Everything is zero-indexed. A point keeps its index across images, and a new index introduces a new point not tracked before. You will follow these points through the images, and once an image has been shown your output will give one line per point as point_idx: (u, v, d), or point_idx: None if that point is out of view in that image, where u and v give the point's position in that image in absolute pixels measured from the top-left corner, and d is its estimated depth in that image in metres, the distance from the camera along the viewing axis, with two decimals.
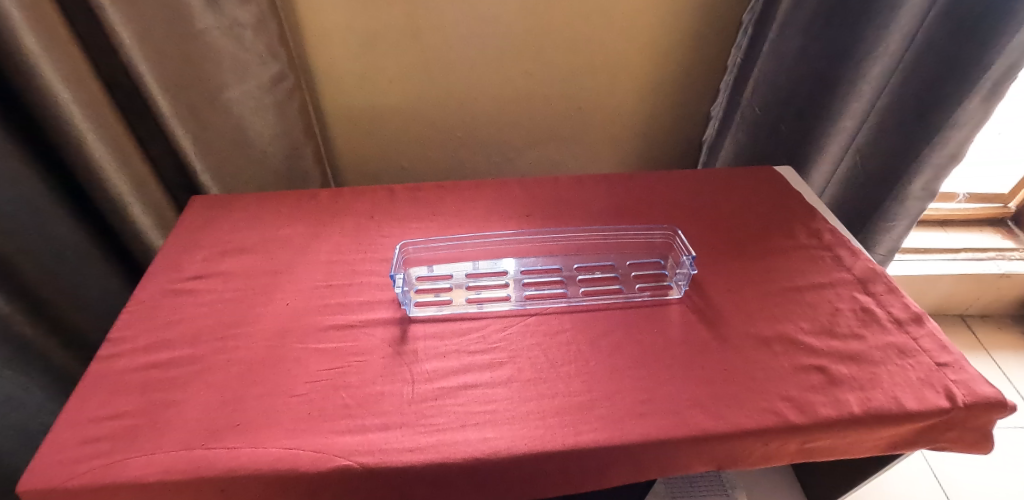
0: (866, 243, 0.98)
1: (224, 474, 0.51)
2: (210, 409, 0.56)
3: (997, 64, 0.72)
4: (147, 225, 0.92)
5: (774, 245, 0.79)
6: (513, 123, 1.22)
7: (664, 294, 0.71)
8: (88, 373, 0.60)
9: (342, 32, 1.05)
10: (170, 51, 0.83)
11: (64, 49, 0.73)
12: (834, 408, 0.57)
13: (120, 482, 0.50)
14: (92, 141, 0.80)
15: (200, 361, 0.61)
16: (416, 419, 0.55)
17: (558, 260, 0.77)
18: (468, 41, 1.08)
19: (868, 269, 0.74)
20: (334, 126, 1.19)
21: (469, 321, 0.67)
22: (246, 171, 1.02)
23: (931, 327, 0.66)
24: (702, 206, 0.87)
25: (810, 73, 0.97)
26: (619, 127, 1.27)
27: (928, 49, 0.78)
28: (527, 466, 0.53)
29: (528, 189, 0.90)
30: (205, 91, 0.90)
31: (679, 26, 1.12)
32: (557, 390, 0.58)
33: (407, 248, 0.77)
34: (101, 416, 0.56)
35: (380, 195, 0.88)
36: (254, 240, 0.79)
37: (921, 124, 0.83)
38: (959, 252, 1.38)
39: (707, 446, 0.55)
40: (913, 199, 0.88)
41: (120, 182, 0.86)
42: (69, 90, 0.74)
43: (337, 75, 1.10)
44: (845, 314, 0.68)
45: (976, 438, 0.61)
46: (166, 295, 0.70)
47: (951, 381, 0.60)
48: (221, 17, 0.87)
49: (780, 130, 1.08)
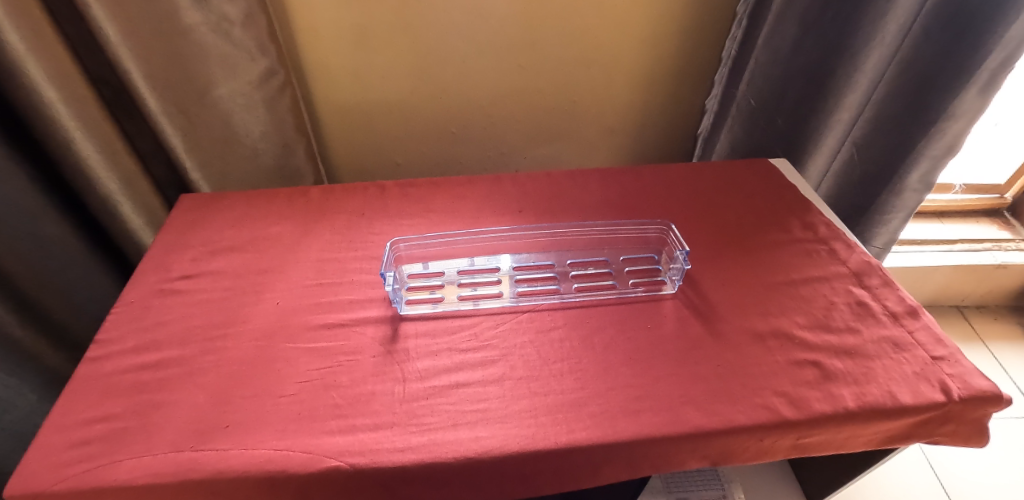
0: (862, 235, 0.97)
1: (214, 476, 0.50)
2: (199, 411, 0.56)
3: (994, 54, 0.71)
4: (138, 224, 0.92)
5: (768, 239, 0.79)
6: (507, 117, 1.21)
7: (658, 290, 0.71)
8: (76, 375, 0.59)
9: (331, 27, 1.03)
10: (157, 48, 0.82)
11: (50, 47, 0.72)
12: (829, 403, 0.57)
13: (109, 485, 0.50)
14: (80, 139, 0.79)
15: (189, 362, 0.61)
16: (408, 418, 0.55)
17: (551, 256, 0.77)
18: (460, 35, 1.07)
19: (863, 262, 0.74)
20: (326, 122, 1.18)
21: (462, 319, 0.66)
22: (237, 168, 1.01)
23: (926, 320, 0.65)
24: (697, 200, 0.86)
25: (806, 65, 0.96)
26: (614, 121, 1.26)
27: (923, 40, 0.77)
28: (520, 464, 0.53)
29: (521, 184, 0.89)
30: (193, 88, 0.89)
31: (674, 17, 1.11)
32: (549, 388, 0.58)
33: (399, 246, 0.76)
34: (88, 419, 0.55)
35: (371, 192, 0.87)
36: (243, 238, 0.78)
37: (916, 116, 0.82)
38: (955, 243, 1.38)
39: (701, 443, 0.55)
40: (909, 191, 0.88)
41: (110, 180, 0.85)
42: (55, 88, 0.73)
43: (328, 70, 1.09)
44: (840, 308, 0.68)
45: (972, 431, 0.61)
46: (155, 296, 0.69)
47: (947, 374, 0.60)
48: (208, 13, 0.85)
49: (776, 123, 1.07)
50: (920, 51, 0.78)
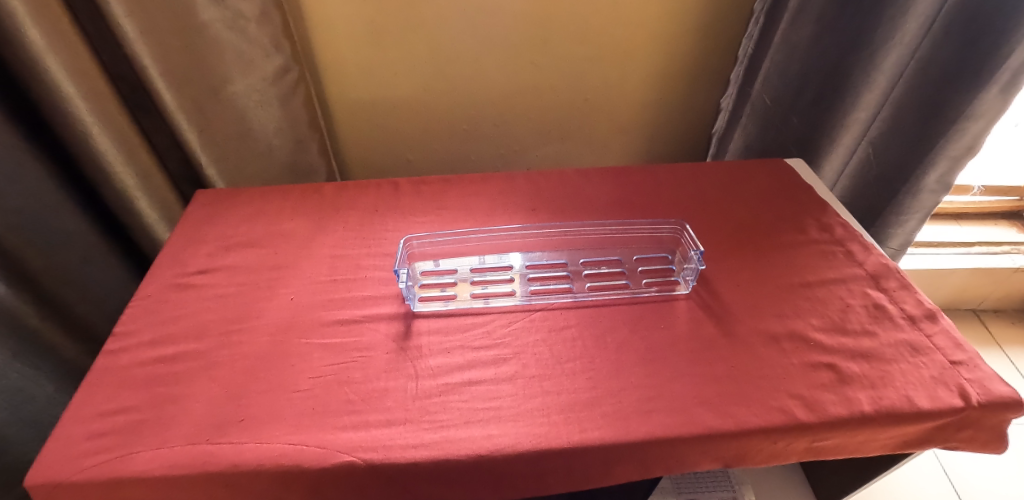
0: (878, 236, 0.96)
1: (228, 469, 0.51)
2: (214, 405, 0.56)
3: (1016, 54, 0.70)
4: (153, 218, 0.93)
5: (784, 240, 0.78)
6: (518, 113, 1.21)
7: (672, 290, 0.70)
8: (95, 367, 0.60)
9: (346, 24, 1.04)
10: (174, 46, 0.82)
11: (69, 44, 0.72)
12: (845, 406, 0.56)
13: (127, 476, 0.51)
14: (99, 135, 0.80)
15: (204, 356, 0.62)
16: (420, 415, 0.55)
17: (564, 255, 0.76)
18: (472, 32, 1.07)
19: (881, 264, 0.73)
20: (339, 119, 1.18)
21: (474, 317, 0.66)
22: (250, 164, 1.01)
23: (945, 324, 0.64)
24: (710, 200, 0.86)
25: (823, 64, 0.95)
26: (627, 120, 1.25)
27: (944, 40, 0.76)
28: (530, 463, 0.53)
29: (534, 183, 0.89)
30: (208, 85, 0.89)
31: (690, 14, 1.10)
32: (562, 387, 0.58)
33: (412, 243, 0.76)
34: (107, 410, 0.56)
35: (384, 189, 0.87)
36: (258, 234, 0.79)
37: (935, 117, 0.80)
38: (973, 246, 1.36)
39: (713, 444, 0.54)
40: (927, 192, 0.86)
41: (126, 175, 0.86)
42: (75, 84, 0.74)
43: (342, 66, 1.09)
44: (856, 311, 0.67)
45: (990, 438, 0.60)
46: (171, 290, 0.70)
47: (965, 380, 0.59)
48: (224, 10, 0.87)
49: (792, 122, 1.06)
50: (941, 50, 0.76)
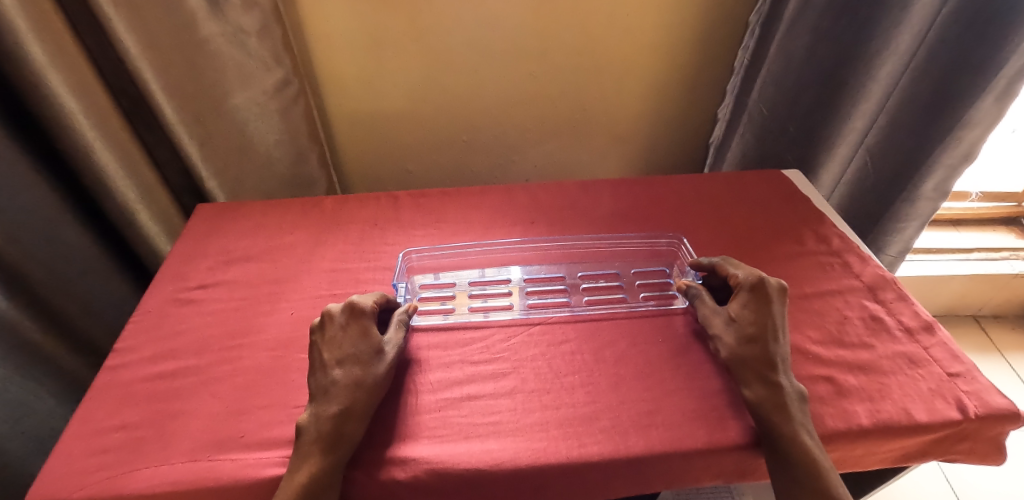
0: (875, 244, 0.96)
1: (227, 485, 0.51)
2: (215, 420, 0.57)
3: (1010, 63, 0.70)
4: (154, 231, 0.93)
5: (782, 251, 0.78)
6: (517, 123, 1.21)
7: (670, 303, 0.71)
8: (96, 383, 0.61)
9: (345, 37, 1.05)
10: (176, 62, 0.84)
11: (71, 60, 0.74)
12: (843, 419, 0.56)
13: (127, 493, 0.51)
14: (100, 149, 0.80)
15: (204, 372, 0.62)
16: (419, 430, 0.55)
17: (562, 268, 0.77)
18: (470, 43, 1.08)
19: (878, 275, 0.73)
20: (339, 131, 1.19)
21: (473, 331, 0.66)
22: (251, 176, 1.02)
23: (943, 337, 0.65)
24: (708, 211, 0.86)
25: (820, 74, 0.96)
26: (626, 129, 1.26)
27: (938, 50, 0.76)
28: (529, 478, 0.53)
29: (533, 195, 0.90)
30: (209, 99, 0.90)
31: (685, 26, 1.11)
32: (562, 402, 0.58)
33: (411, 256, 0.78)
34: (108, 426, 0.56)
35: (383, 203, 0.88)
36: (258, 248, 0.79)
37: (931, 126, 0.81)
38: (972, 251, 1.36)
39: (713, 459, 0.54)
40: (924, 199, 0.86)
41: (128, 189, 0.86)
42: (76, 99, 0.75)
43: (342, 78, 1.10)
44: (853, 323, 0.67)
45: (989, 450, 0.60)
46: (171, 305, 0.70)
47: (963, 392, 0.59)
48: (225, 24, 0.88)
49: (789, 132, 1.06)
50: (935, 59, 0.77)
